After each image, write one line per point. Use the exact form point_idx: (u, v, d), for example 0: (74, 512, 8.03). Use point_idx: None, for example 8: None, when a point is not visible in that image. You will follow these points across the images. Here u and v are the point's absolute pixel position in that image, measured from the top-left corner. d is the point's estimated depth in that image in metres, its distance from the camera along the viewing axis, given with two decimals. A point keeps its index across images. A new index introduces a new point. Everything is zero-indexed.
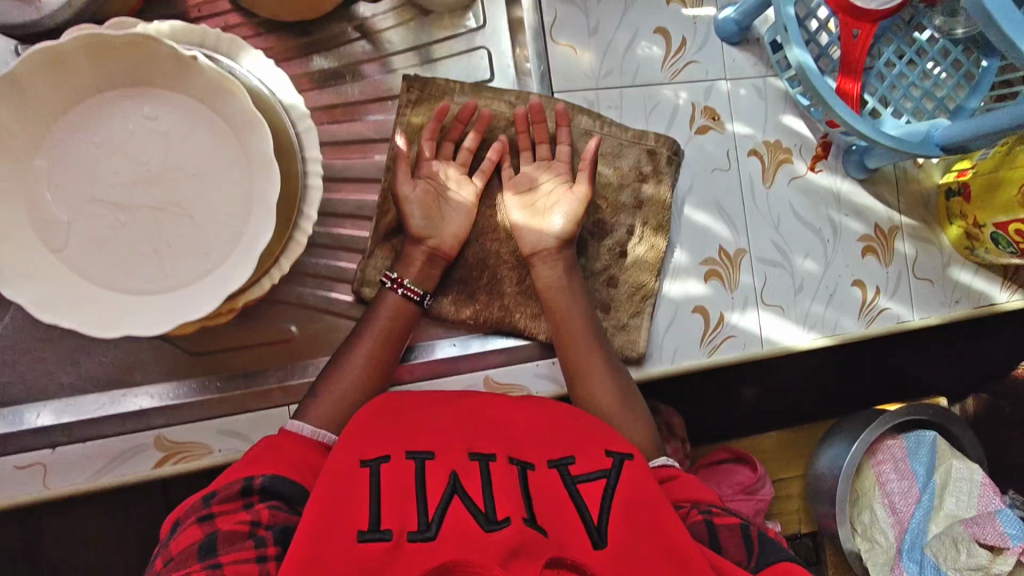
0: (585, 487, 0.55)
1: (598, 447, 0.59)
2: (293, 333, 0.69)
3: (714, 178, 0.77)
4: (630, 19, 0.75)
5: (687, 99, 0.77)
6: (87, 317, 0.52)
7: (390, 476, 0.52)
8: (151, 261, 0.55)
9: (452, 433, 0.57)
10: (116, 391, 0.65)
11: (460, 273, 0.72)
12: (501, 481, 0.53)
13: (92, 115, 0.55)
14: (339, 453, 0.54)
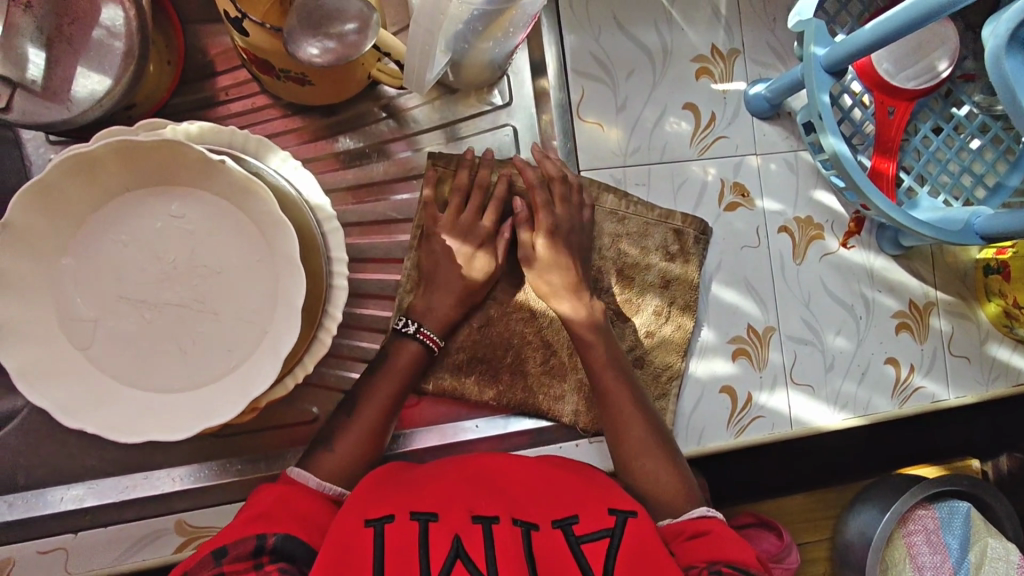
0: (590, 547, 0.52)
1: (602, 507, 0.55)
2: (316, 415, 0.68)
3: (743, 255, 0.76)
4: (659, 96, 0.74)
5: (716, 175, 0.75)
6: (112, 420, 0.52)
7: (392, 537, 0.49)
8: (174, 358, 0.55)
9: (453, 495, 0.54)
10: (138, 474, 0.65)
11: (482, 353, 0.70)
12: (503, 544, 0.50)
13: (119, 214, 0.55)
14: (342, 515, 0.52)
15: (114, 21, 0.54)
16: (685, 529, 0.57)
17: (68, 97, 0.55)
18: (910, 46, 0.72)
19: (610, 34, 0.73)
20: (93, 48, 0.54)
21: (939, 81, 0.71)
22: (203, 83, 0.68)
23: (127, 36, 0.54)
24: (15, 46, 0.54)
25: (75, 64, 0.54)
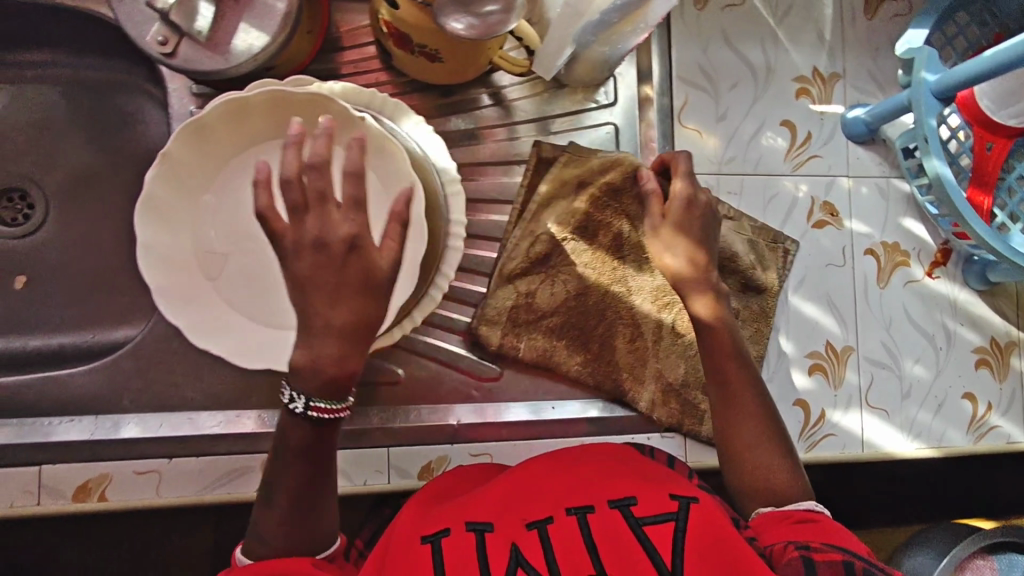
0: (654, 530, 0.51)
1: (662, 491, 0.55)
2: (400, 376, 0.70)
3: (828, 273, 0.77)
4: (758, 110, 0.77)
5: (808, 192, 0.77)
6: (233, 347, 0.57)
7: (449, 550, 0.51)
8: (293, 298, 0.60)
9: (507, 505, 0.56)
10: (231, 411, 0.67)
11: (576, 319, 0.72)
12: (562, 543, 0.51)
13: (257, 159, 0.59)
14: (401, 536, 0.55)
15: None
16: (790, 515, 0.55)
17: (227, 50, 0.59)
18: None
19: (717, 48, 0.76)
20: (257, 7, 0.59)
21: None
22: (332, 54, 0.73)
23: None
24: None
25: (238, 20, 0.59)
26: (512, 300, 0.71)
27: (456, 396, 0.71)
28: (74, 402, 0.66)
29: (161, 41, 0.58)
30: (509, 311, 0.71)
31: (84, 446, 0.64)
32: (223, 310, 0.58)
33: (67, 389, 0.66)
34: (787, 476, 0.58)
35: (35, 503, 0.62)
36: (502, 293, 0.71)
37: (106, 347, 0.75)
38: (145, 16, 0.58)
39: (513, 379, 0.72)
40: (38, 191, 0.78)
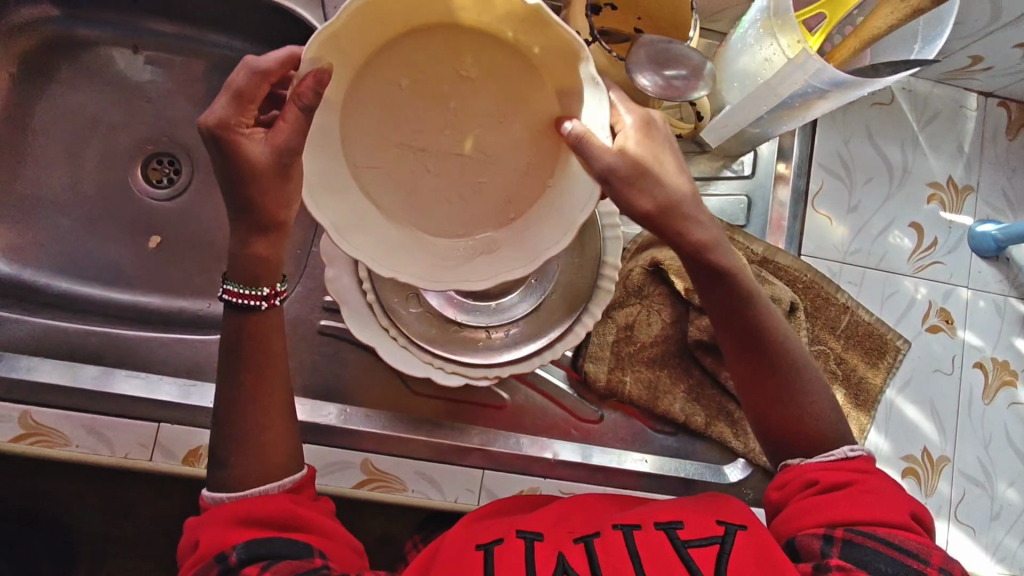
0: (698, 549, 0.51)
1: (710, 517, 0.55)
2: (506, 401, 0.70)
3: (935, 379, 0.77)
4: (889, 208, 0.78)
5: (925, 295, 0.78)
6: (343, 218, 0.46)
7: (503, 554, 0.52)
8: (435, 205, 0.51)
9: (556, 524, 0.57)
10: (338, 406, 0.68)
11: (679, 349, 0.73)
12: (608, 554, 0.51)
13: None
14: (457, 545, 0.55)
15: None
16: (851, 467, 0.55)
17: None
18: None
19: (859, 142, 0.78)
20: None
21: None
22: None
23: None
24: None
25: None
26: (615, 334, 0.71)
27: (556, 431, 0.71)
28: (198, 367, 0.68)
29: None
30: (611, 346, 0.71)
31: (200, 412, 0.65)
32: (362, 298, 0.59)
33: (195, 354, 0.68)
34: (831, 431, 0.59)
35: (148, 459, 0.64)
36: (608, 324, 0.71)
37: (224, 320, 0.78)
38: None
39: (612, 425, 0.72)
40: (189, 160, 0.83)
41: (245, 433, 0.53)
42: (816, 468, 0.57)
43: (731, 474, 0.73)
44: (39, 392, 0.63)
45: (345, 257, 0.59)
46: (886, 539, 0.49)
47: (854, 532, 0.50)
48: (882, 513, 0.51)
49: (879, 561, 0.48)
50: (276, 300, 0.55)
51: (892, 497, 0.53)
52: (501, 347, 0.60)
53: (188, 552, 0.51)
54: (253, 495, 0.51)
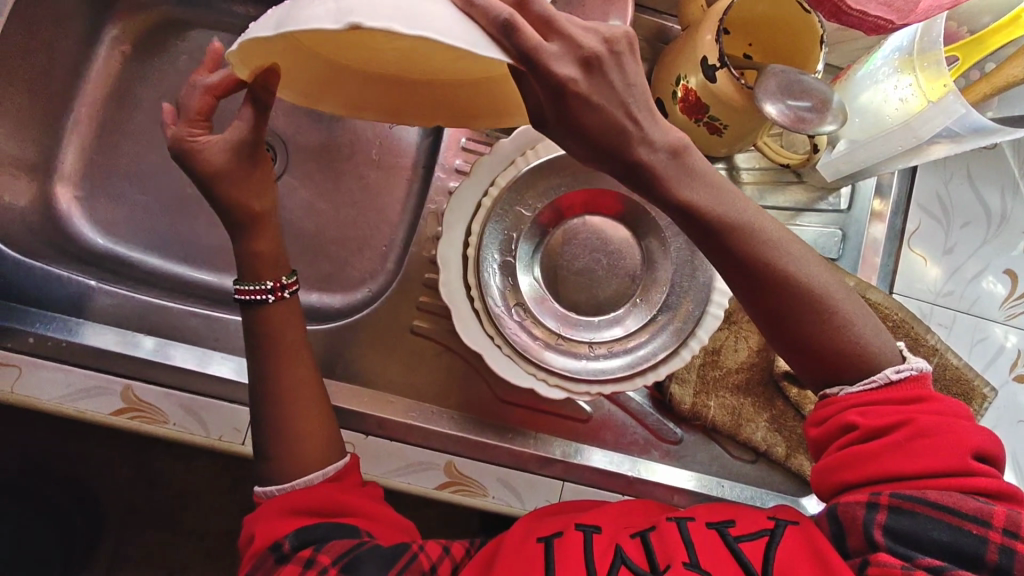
0: (750, 545, 0.48)
1: (761, 516, 0.52)
2: (589, 415, 0.71)
3: (1019, 429, 0.76)
4: (984, 253, 0.77)
5: (1016, 344, 0.77)
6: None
7: (564, 550, 0.50)
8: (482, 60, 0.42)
9: (611, 521, 0.55)
10: (427, 405, 0.69)
11: (763, 379, 0.73)
12: (663, 544, 0.49)
13: (548, 172, 0.63)
14: (515, 538, 0.53)
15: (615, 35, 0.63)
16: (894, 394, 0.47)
17: None
18: None
19: (958, 183, 0.78)
20: None
21: None
22: None
23: None
24: None
25: None
26: (705, 358, 0.72)
27: (635, 449, 0.71)
28: None
29: None
30: (697, 370, 0.71)
31: None
32: (468, 304, 0.60)
33: None
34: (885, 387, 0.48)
35: (240, 443, 0.65)
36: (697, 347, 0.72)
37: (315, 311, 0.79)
38: None
39: (693, 448, 0.72)
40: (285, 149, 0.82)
41: (289, 429, 0.56)
42: (862, 398, 0.48)
43: (808, 505, 0.72)
44: (149, 368, 0.65)
45: (458, 260, 0.61)
46: (932, 499, 0.43)
47: (898, 496, 0.44)
48: (937, 464, 0.44)
49: (933, 533, 0.43)
50: (282, 293, 0.57)
51: (947, 433, 0.45)
52: (602, 363, 0.60)
53: (246, 546, 0.53)
54: (298, 487, 0.53)
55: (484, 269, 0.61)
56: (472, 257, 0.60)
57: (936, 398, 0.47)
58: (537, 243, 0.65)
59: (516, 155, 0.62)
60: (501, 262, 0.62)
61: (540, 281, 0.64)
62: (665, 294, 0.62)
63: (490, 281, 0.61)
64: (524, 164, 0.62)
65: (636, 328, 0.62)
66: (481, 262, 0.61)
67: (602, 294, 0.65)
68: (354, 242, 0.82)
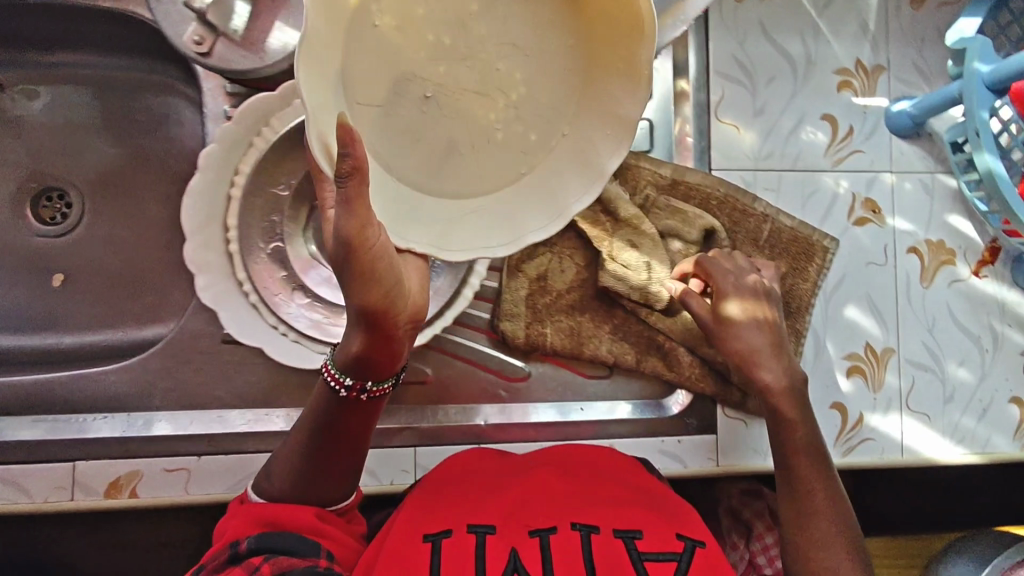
0: (654, 563, 0.50)
1: (669, 529, 0.54)
2: (429, 376, 0.69)
3: (868, 272, 0.74)
4: (797, 104, 0.74)
5: (848, 188, 0.74)
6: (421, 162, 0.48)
7: (450, 555, 0.49)
8: (463, 158, 0.49)
9: (515, 510, 0.55)
10: (260, 410, 0.68)
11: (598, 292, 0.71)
12: (562, 557, 0.50)
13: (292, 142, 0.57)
14: (399, 531, 0.52)
15: None
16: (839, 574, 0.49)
17: (264, 48, 0.58)
18: None
19: (755, 40, 0.74)
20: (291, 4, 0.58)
21: None
22: None
23: None
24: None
25: (273, 18, 0.58)
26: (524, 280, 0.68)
27: (486, 397, 0.70)
28: (111, 400, 0.67)
29: (198, 40, 0.56)
30: (526, 301, 0.69)
31: (115, 442, 0.66)
32: (243, 299, 0.57)
33: (104, 389, 0.67)
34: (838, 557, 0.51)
35: (67, 499, 0.64)
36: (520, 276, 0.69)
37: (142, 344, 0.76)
38: (181, 17, 0.57)
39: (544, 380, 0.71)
40: (76, 189, 0.78)
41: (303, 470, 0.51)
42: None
43: (671, 407, 0.72)
44: None
45: (221, 259, 0.57)
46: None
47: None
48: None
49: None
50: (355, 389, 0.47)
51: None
52: None
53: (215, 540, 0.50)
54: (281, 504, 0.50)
55: (250, 261, 0.58)
56: (235, 253, 0.57)
57: None
58: (306, 217, 0.61)
59: (253, 134, 0.57)
60: (270, 250, 0.59)
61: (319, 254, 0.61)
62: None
63: (261, 270, 0.59)
64: (263, 143, 0.56)
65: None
66: (245, 255, 0.58)
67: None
68: (166, 264, 0.78)
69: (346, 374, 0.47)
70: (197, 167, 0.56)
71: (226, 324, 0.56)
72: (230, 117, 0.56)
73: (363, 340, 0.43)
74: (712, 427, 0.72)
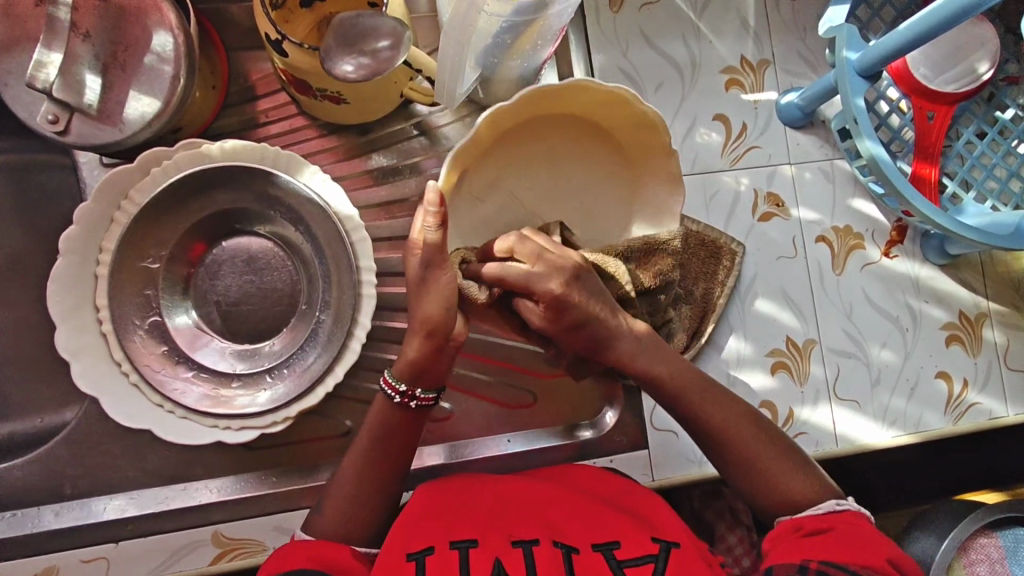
0: (634, 570, 0.49)
1: (643, 534, 0.52)
2: (349, 428, 0.67)
3: (780, 266, 0.74)
4: (688, 108, 0.74)
5: (749, 185, 0.74)
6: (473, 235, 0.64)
7: (435, 569, 0.47)
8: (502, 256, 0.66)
9: (493, 523, 0.52)
10: (176, 485, 0.65)
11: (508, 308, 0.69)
12: (549, 567, 0.48)
13: (155, 214, 0.57)
14: (384, 552, 0.50)
15: (164, 46, 0.57)
16: (800, 526, 0.52)
17: (121, 119, 0.57)
18: (948, 49, 0.69)
19: (638, 49, 0.74)
20: (143, 73, 0.57)
21: (981, 84, 0.69)
22: (245, 104, 0.68)
23: (175, 61, 0.57)
24: (74, 72, 0.56)
25: (127, 88, 0.57)
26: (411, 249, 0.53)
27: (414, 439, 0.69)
28: (20, 494, 0.64)
29: (52, 119, 0.56)
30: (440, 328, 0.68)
31: (27, 539, 0.63)
32: (125, 378, 0.56)
33: (12, 483, 0.65)
34: (811, 489, 0.55)
35: None
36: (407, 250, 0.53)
37: (29, 435, 0.71)
38: (35, 98, 0.57)
39: (467, 415, 0.71)
40: None
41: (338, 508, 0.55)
42: (802, 517, 0.53)
43: (597, 427, 0.72)
44: None
45: (97, 341, 0.56)
46: None
47: (828, 563, 0.47)
48: (849, 555, 0.48)
49: None
50: (411, 400, 0.56)
51: (872, 541, 0.49)
52: (284, 387, 0.58)
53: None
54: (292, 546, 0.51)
55: (127, 339, 0.56)
56: (109, 333, 0.55)
57: (847, 527, 0.50)
58: (184, 288, 0.60)
59: (113, 211, 0.56)
60: (148, 326, 0.57)
61: (201, 322, 0.61)
62: (322, 292, 0.60)
63: (140, 348, 0.56)
64: (125, 217, 0.56)
65: (304, 336, 0.60)
66: (121, 335, 0.56)
67: (270, 314, 0.62)
68: None
69: (401, 381, 0.56)
70: (59, 253, 0.55)
71: (108, 409, 0.54)
72: (89, 197, 0.56)
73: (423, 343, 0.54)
74: (644, 441, 0.71)
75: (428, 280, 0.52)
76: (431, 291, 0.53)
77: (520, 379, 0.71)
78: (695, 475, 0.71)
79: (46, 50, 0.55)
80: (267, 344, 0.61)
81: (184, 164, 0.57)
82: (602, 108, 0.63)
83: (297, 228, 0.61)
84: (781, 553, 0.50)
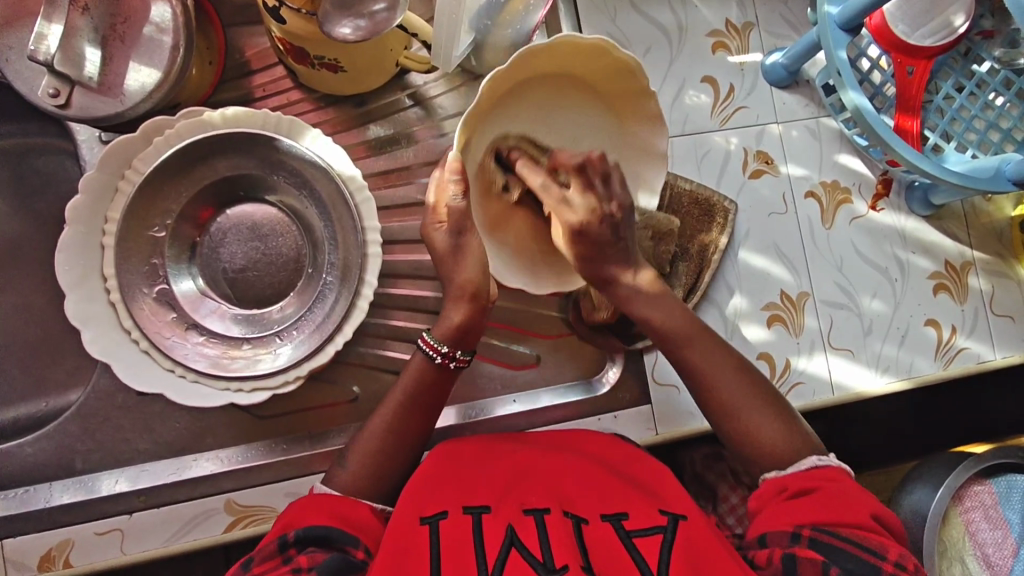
0: (643, 540, 0.50)
1: (651, 506, 0.53)
2: (357, 394, 0.68)
3: (772, 222, 0.76)
4: (676, 71, 0.76)
5: (739, 144, 0.76)
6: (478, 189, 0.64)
7: (449, 534, 0.49)
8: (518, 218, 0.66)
9: (507, 490, 0.53)
10: (187, 456, 0.66)
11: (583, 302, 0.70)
12: (556, 533, 0.48)
13: (160, 181, 0.57)
14: (396, 515, 0.51)
15: (163, 18, 0.58)
16: (785, 488, 0.52)
17: (121, 91, 0.58)
18: (924, 4, 0.70)
19: (625, 15, 0.76)
20: (143, 44, 0.58)
21: (957, 37, 0.71)
22: (242, 81, 0.69)
23: (173, 31, 0.57)
24: (73, 45, 0.57)
25: (127, 59, 0.58)
26: (438, 225, 0.59)
27: None
28: (32, 471, 0.65)
29: (53, 93, 0.57)
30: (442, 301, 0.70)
31: (43, 515, 0.64)
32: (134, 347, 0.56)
33: (24, 461, 0.65)
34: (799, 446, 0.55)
35: None
36: (434, 228, 0.59)
37: (33, 417, 0.71)
38: (35, 73, 0.57)
39: (473, 378, 0.72)
40: None
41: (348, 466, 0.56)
42: (788, 476, 0.53)
43: (600, 385, 0.73)
44: None
45: (105, 309, 0.56)
46: (859, 542, 0.47)
47: (820, 529, 0.48)
48: (838, 515, 0.49)
49: (832, 562, 0.46)
50: (452, 360, 0.59)
51: (854, 499, 0.50)
52: (297, 348, 0.59)
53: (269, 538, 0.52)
54: (300, 502, 0.52)
55: (135, 307, 0.56)
56: (117, 302, 0.56)
57: (829, 484, 0.51)
58: (189, 256, 0.61)
59: (118, 180, 0.57)
60: (155, 294, 0.58)
61: (208, 289, 0.62)
62: (328, 254, 0.61)
63: (150, 316, 0.57)
64: (129, 187, 0.56)
65: (312, 299, 0.61)
66: (129, 302, 0.56)
67: (277, 279, 0.63)
68: None
69: (443, 343, 0.58)
70: (67, 223, 0.55)
71: (120, 373, 0.55)
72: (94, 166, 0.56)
73: (465, 307, 0.59)
74: (646, 398, 0.73)
75: (461, 245, 0.58)
76: (466, 253, 0.59)
77: (521, 340, 0.73)
78: (697, 428, 0.72)
79: (45, 22, 0.55)
80: (276, 308, 0.62)
81: (186, 133, 0.57)
82: (578, 57, 0.61)
83: (301, 194, 0.62)
84: (767, 519, 0.51)
